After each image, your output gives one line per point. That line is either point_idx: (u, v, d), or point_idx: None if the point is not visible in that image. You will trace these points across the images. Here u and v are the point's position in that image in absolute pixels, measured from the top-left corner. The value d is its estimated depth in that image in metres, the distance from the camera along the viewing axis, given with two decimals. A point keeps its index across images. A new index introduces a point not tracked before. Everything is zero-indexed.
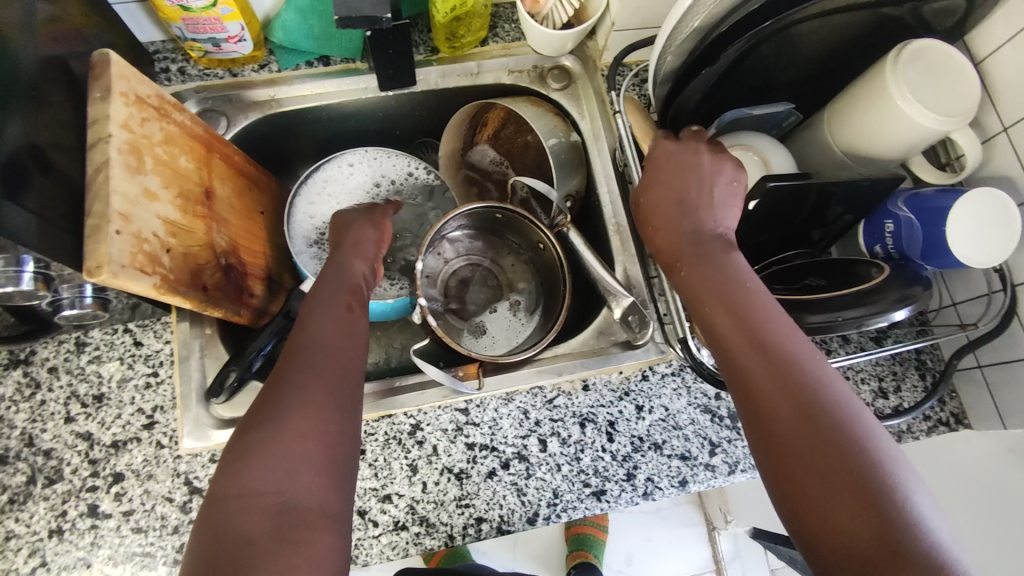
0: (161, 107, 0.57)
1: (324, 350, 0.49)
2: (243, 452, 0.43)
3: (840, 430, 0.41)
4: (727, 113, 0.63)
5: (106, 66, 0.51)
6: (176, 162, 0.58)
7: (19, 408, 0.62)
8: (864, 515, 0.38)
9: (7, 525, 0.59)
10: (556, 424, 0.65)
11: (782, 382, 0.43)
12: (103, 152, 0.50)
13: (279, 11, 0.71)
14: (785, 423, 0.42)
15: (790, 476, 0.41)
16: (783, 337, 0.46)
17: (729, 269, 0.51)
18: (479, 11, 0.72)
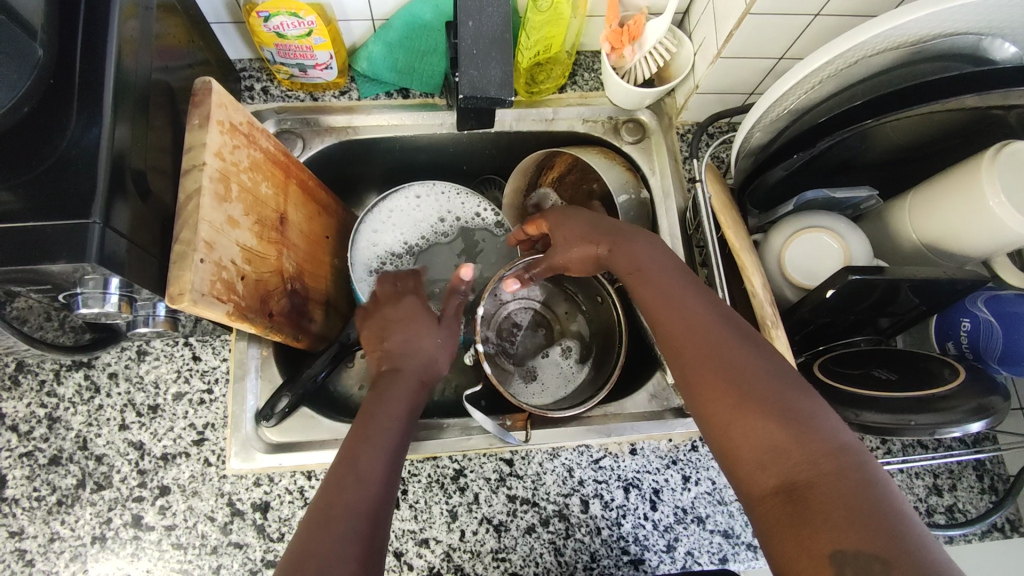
0: (248, 133, 0.57)
1: (370, 486, 0.46)
2: None
3: (750, 379, 0.46)
4: (808, 193, 0.64)
5: (207, 94, 0.51)
6: (259, 189, 0.58)
7: (77, 410, 0.63)
8: (788, 460, 0.42)
9: (53, 527, 0.60)
10: (600, 486, 0.64)
11: (705, 340, 0.49)
12: (196, 181, 0.50)
13: (366, 41, 0.72)
14: (707, 378, 0.48)
15: (719, 422, 0.46)
16: (720, 313, 0.51)
17: (644, 247, 0.57)
18: (563, 57, 0.75)
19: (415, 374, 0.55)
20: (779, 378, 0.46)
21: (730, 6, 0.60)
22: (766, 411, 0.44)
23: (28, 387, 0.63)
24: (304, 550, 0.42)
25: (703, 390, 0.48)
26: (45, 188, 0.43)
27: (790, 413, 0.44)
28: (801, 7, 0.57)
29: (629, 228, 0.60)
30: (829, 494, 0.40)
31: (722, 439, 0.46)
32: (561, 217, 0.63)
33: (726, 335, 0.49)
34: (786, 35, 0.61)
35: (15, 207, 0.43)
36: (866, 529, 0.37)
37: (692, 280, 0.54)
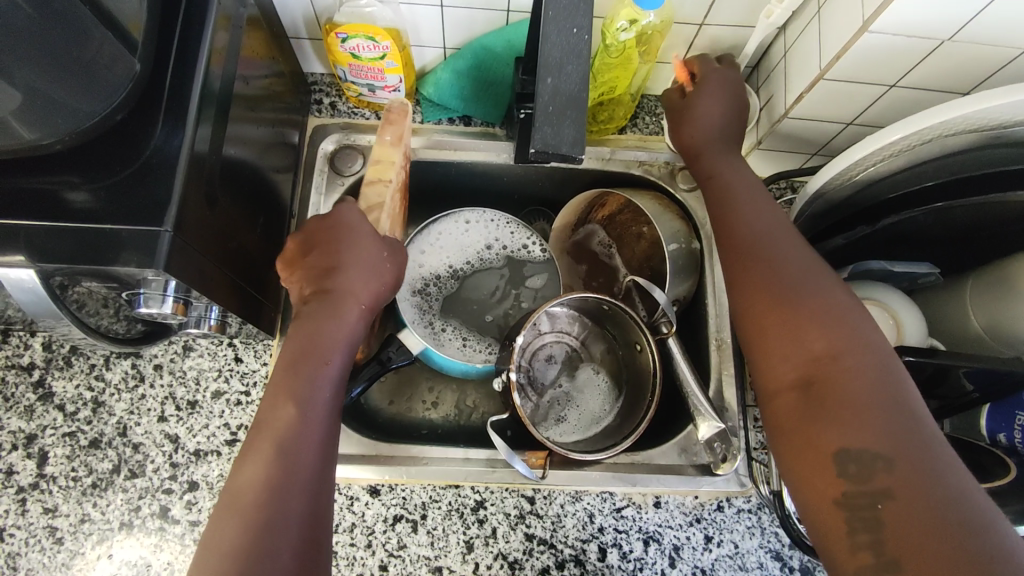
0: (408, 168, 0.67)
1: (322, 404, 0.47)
2: (242, 519, 0.42)
3: (792, 281, 0.48)
4: (867, 262, 0.61)
5: (404, 116, 0.61)
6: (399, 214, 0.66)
7: (121, 397, 0.65)
8: (813, 361, 0.45)
9: (85, 508, 0.62)
10: (619, 536, 0.64)
11: (756, 243, 0.52)
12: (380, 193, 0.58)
13: (435, 68, 0.75)
14: (751, 277, 0.50)
15: (759, 320, 0.49)
16: (778, 221, 0.53)
17: (727, 161, 0.60)
18: (626, 100, 0.76)
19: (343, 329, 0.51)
20: (820, 282, 0.48)
21: (804, 68, 0.60)
22: (821, 328, 0.45)
23: (79, 368, 0.66)
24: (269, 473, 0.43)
25: (748, 289, 0.50)
26: (125, 192, 0.45)
27: (840, 332, 0.45)
28: (876, 76, 0.56)
29: (731, 139, 0.61)
30: (843, 384, 0.43)
31: (756, 337, 0.49)
32: (714, 88, 0.62)
33: (787, 255, 0.50)
34: (858, 102, 0.60)
35: (93, 206, 0.45)
36: (882, 429, 0.41)
37: (756, 193, 0.57)
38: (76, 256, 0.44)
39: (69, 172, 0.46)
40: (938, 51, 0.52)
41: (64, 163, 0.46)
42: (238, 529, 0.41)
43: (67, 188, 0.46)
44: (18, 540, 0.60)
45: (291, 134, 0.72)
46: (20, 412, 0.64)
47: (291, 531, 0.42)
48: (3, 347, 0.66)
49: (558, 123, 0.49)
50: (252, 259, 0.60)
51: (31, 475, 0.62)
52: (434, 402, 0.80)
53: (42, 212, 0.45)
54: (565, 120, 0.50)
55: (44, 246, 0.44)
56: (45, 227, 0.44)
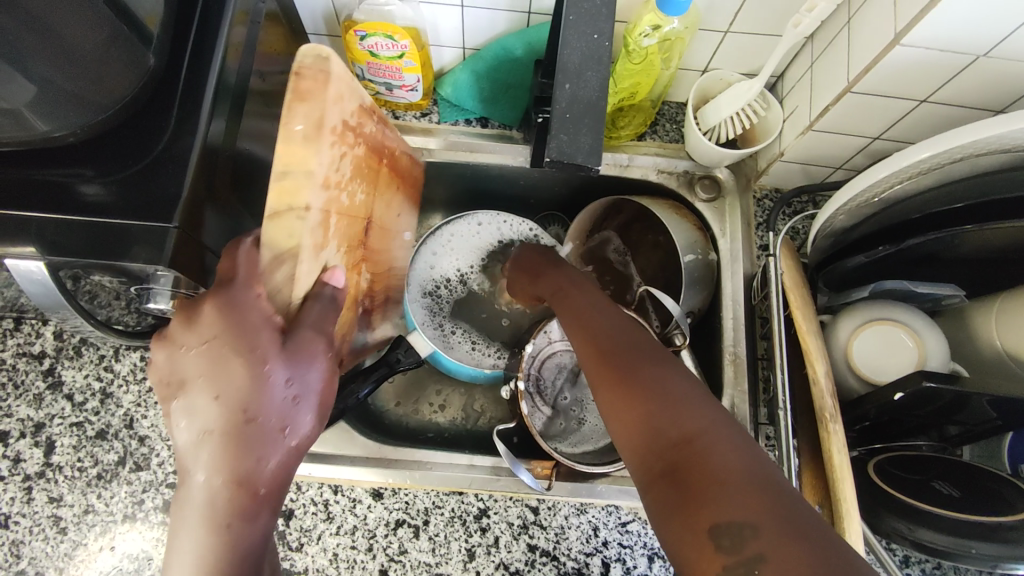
0: (352, 132, 0.50)
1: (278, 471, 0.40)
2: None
3: (631, 364, 0.41)
4: (886, 281, 0.59)
5: (319, 91, 0.43)
6: (351, 197, 0.52)
7: (129, 389, 0.65)
8: (664, 442, 0.36)
9: (89, 499, 0.62)
10: (623, 550, 0.62)
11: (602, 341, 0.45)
12: (289, 216, 0.43)
13: (454, 68, 0.74)
14: (601, 376, 0.42)
15: (610, 411, 0.40)
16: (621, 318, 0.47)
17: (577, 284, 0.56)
18: (646, 105, 0.75)
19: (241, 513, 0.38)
20: (662, 361, 0.41)
21: (832, 79, 0.59)
22: (666, 404, 0.37)
23: (89, 359, 0.66)
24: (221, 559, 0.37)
25: (597, 378, 0.42)
26: (136, 187, 0.45)
27: (676, 402, 0.37)
28: (905, 91, 0.54)
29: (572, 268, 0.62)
30: (701, 460, 0.34)
31: (615, 431, 0.39)
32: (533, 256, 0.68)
33: (631, 338, 0.45)
34: (887, 116, 0.58)
35: (102, 200, 0.45)
36: (751, 495, 0.31)
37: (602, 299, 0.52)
38: (89, 251, 0.44)
39: (80, 164, 0.45)
40: (972, 67, 0.51)
41: (76, 156, 0.46)
42: None
43: (80, 181, 0.45)
44: (23, 528, 0.61)
45: None
46: (29, 400, 0.64)
47: None
48: (15, 336, 0.66)
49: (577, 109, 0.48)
50: None
51: (37, 464, 0.62)
52: (441, 405, 0.79)
53: (53, 206, 0.45)
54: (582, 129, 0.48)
55: (56, 240, 0.44)
56: (57, 220, 0.44)
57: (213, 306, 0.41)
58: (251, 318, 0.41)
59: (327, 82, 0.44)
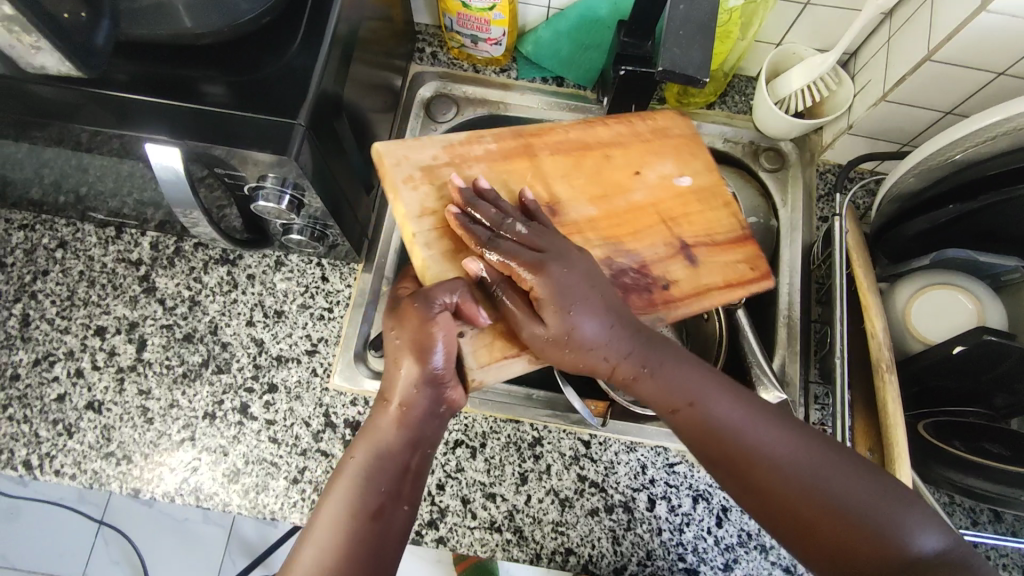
0: (456, 161, 0.56)
1: (440, 422, 0.49)
2: (361, 459, 0.48)
3: (819, 496, 0.46)
4: (949, 250, 0.61)
5: (383, 165, 0.55)
6: (579, 182, 0.58)
7: (215, 299, 0.70)
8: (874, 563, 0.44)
9: (175, 395, 0.67)
10: (669, 489, 0.65)
11: (766, 473, 0.47)
12: (455, 241, 0.53)
13: (536, 27, 0.77)
14: (784, 505, 0.46)
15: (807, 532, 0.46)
16: (770, 429, 0.48)
17: (658, 355, 0.49)
18: (719, 77, 0.77)
19: (379, 435, 0.48)
20: (841, 489, 0.46)
21: (909, 50, 0.61)
22: (859, 535, 0.45)
23: (180, 269, 0.71)
24: (379, 452, 0.48)
25: (777, 510, 0.46)
26: (261, 90, 0.49)
27: (870, 529, 0.45)
28: (984, 60, 0.57)
29: (615, 314, 0.49)
30: None
31: (814, 546, 0.46)
32: (566, 299, 0.46)
33: (802, 471, 0.46)
34: (961, 88, 0.61)
35: (231, 100, 0.49)
36: None
37: (720, 391, 0.49)
38: (213, 137, 0.47)
39: (213, 67, 0.50)
40: None
41: (210, 60, 0.50)
42: (356, 467, 0.47)
43: (211, 82, 0.49)
44: (114, 415, 0.66)
45: (394, 79, 0.76)
46: (125, 300, 0.70)
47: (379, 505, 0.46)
48: (116, 243, 0.72)
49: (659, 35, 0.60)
50: (351, 185, 0.63)
51: (130, 358, 0.67)
52: None
53: (185, 95, 0.49)
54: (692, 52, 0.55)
55: (187, 126, 0.48)
56: (192, 108, 0.48)
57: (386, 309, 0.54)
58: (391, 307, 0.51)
59: (384, 161, 0.55)
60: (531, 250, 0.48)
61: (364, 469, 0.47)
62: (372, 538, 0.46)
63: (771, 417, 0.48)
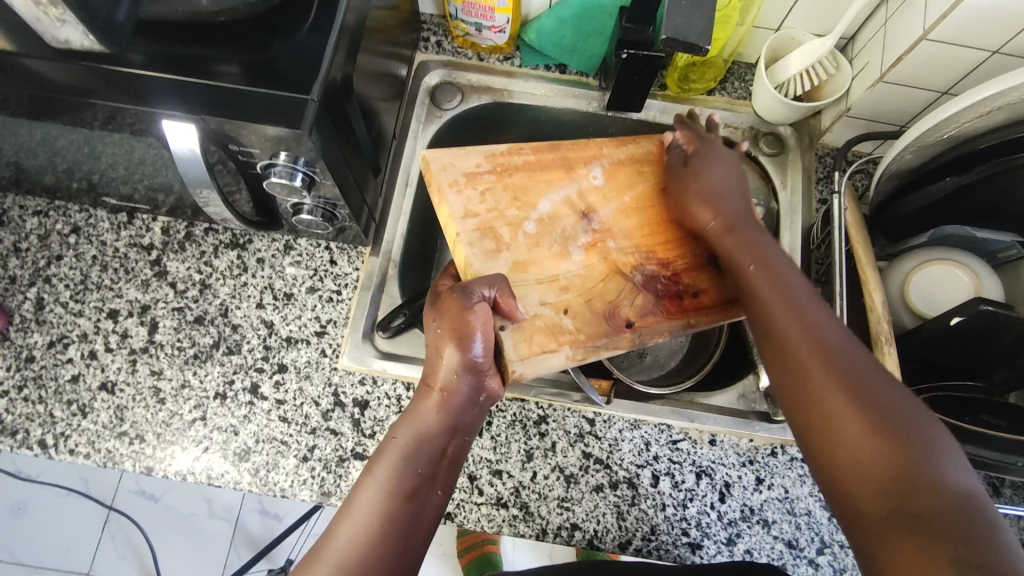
0: (497, 169, 0.59)
1: (477, 410, 0.50)
2: (401, 441, 0.49)
3: (856, 386, 0.45)
4: (947, 227, 0.62)
5: (430, 172, 0.58)
6: (617, 193, 0.60)
7: (225, 282, 0.72)
8: (894, 476, 0.41)
9: (186, 375, 0.68)
10: (673, 465, 0.66)
11: (815, 344, 0.47)
12: (497, 243, 0.56)
13: (540, 15, 0.78)
14: (815, 383, 0.46)
15: (825, 429, 0.45)
16: (831, 321, 0.49)
17: (760, 248, 0.54)
18: (719, 64, 0.79)
19: (418, 417, 0.49)
20: (879, 384, 0.44)
21: (905, 32, 0.62)
22: (878, 437, 0.42)
23: (191, 253, 0.72)
24: (418, 434, 0.49)
25: (807, 399, 0.46)
26: (275, 70, 0.50)
27: (891, 436, 0.42)
28: (979, 40, 0.58)
29: (751, 227, 0.55)
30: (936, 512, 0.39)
31: (826, 447, 0.44)
32: (709, 161, 0.58)
33: (849, 349, 0.47)
34: (957, 69, 0.62)
35: (245, 79, 0.50)
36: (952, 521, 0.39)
37: (797, 281, 0.52)
38: (227, 113, 0.48)
39: (227, 48, 0.51)
40: None
41: (224, 41, 0.51)
42: (395, 447, 0.48)
43: (226, 62, 0.51)
44: (127, 395, 0.67)
45: (400, 67, 0.77)
46: (137, 284, 0.71)
47: (417, 486, 0.47)
48: (128, 228, 0.73)
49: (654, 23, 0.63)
50: (359, 168, 0.65)
51: (142, 340, 0.69)
52: None
53: (200, 74, 0.50)
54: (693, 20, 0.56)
55: (201, 103, 0.49)
56: (207, 86, 0.50)
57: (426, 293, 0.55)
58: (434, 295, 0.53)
59: (432, 169, 0.58)
60: (694, 130, 0.61)
61: (403, 451, 0.48)
62: (405, 519, 0.46)
63: (833, 316, 0.49)
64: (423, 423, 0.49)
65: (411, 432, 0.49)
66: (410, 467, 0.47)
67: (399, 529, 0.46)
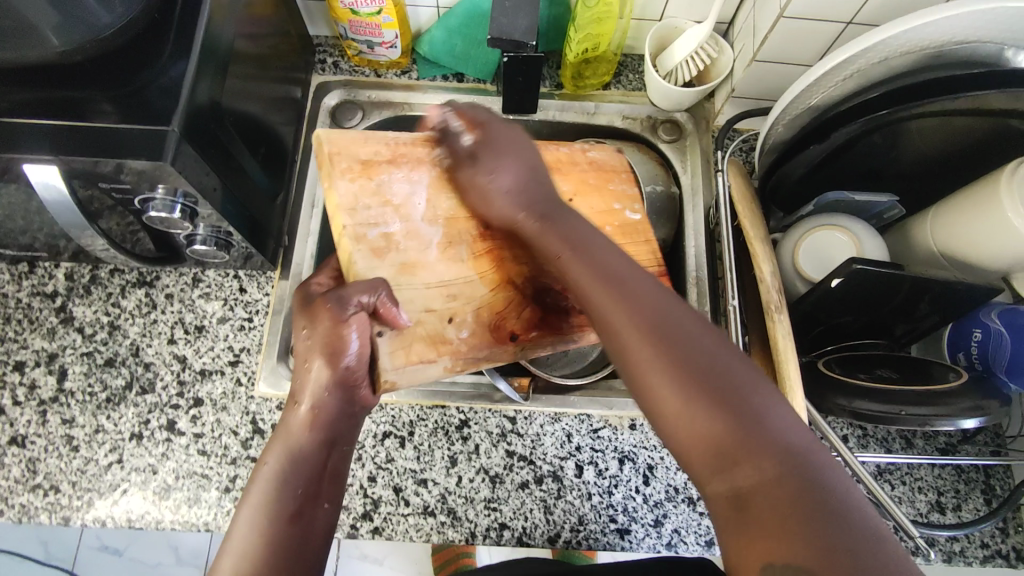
0: (397, 160, 0.59)
1: (349, 422, 0.50)
2: (274, 466, 0.46)
3: (688, 356, 0.42)
4: (830, 193, 0.64)
5: (323, 158, 0.58)
6: (515, 200, 0.62)
7: (134, 322, 0.71)
8: (739, 459, 0.39)
9: (99, 420, 0.67)
10: (595, 454, 0.67)
11: (640, 326, 0.43)
12: (384, 242, 0.56)
13: (429, 27, 0.80)
14: (646, 360, 0.42)
15: (665, 407, 0.42)
16: (662, 300, 0.45)
17: (571, 227, 0.51)
18: (609, 57, 0.80)
19: (291, 440, 0.47)
20: (718, 359, 0.42)
21: (765, 13, 0.65)
22: (715, 412, 0.40)
23: (97, 296, 0.72)
24: (292, 456, 0.47)
25: (646, 381, 0.42)
26: (135, 106, 0.50)
27: (727, 411, 0.40)
28: (832, 14, 0.61)
29: (567, 213, 0.52)
30: (771, 494, 0.38)
31: (664, 424, 0.42)
32: (495, 151, 0.53)
33: (686, 337, 0.43)
34: (818, 42, 0.65)
35: (108, 118, 0.50)
36: (799, 515, 0.37)
37: (613, 254, 0.49)
38: (89, 152, 0.48)
39: (88, 88, 0.51)
40: None
41: (85, 82, 0.51)
42: (270, 472, 0.46)
43: (89, 101, 0.51)
44: (38, 447, 0.66)
45: (296, 91, 0.77)
46: (43, 333, 0.70)
47: (298, 506, 0.45)
48: (30, 277, 0.72)
49: (510, 25, 0.63)
50: (253, 193, 0.65)
51: (51, 390, 0.68)
52: None
53: (62, 115, 0.50)
54: (521, 16, 0.64)
55: (63, 142, 0.49)
56: (66, 126, 0.49)
57: (298, 294, 0.54)
58: (300, 305, 0.52)
59: (325, 158, 0.58)
60: (487, 125, 0.55)
61: (279, 475, 0.46)
62: (294, 539, 0.44)
63: (660, 288, 0.46)
64: (296, 444, 0.47)
65: (283, 455, 0.47)
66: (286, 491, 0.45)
67: (287, 552, 0.44)
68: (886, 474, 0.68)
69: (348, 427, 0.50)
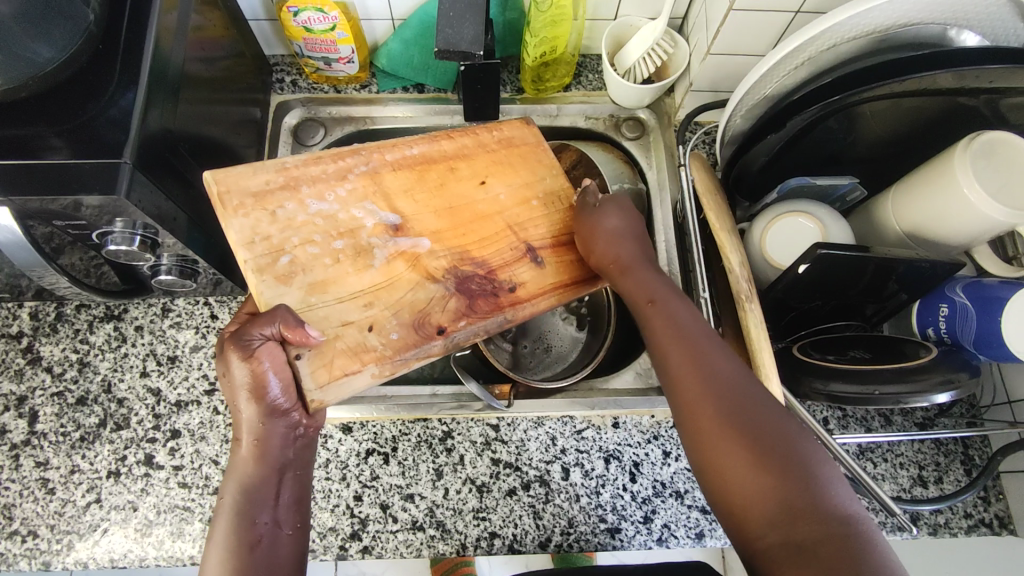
0: (291, 182, 0.54)
1: (300, 446, 0.49)
2: (229, 500, 0.47)
3: (750, 421, 0.45)
4: (791, 180, 0.66)
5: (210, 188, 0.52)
6: (419, 192, 0.58)
7: (104, 356, 0.70)
8: (795, 521, 0.42)
9: (74, 460, 0.65)
10: (581, 455, 0.67)
11: (706, 390, 0.47)
12: (288, 267, 0.52)
13: (386, 40, 0.80)
14: (708, 426, 0.46)
15: (723, 470, 0.45)
16: (729, 365, 0.48)
17: (647, 279, 0.55)
18: (567, 58, 0.80)
19: (241, 471, 0.47)
20: (774, 419, 0.45)
21: (716, 6, 0.65)
22: (774, 475, 0.43)
23: (64, 333, 0.70)
24: (244, 488, 0.47)
25: (709, 445, 0.46)
26: (84, 139, 0.49)
27: (783, 474, 0.43)
28: (781, 3, 0.61)
29: (644, 261, 0.57)
30: (829, 547, 0.41)
31: (723, 486, 0.45)
32: (618, 208, 0.59)
33: (749, 406, 0.46)
34: (769, 31, 0.65)
35: (59, 153, 0.49)
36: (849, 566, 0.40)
37: (684, 313, 0.52)
38: (40, 190, 0.47)
39: (36, 125, 0.50)
40: None
41: (33, 118, 0.50)
42: (226, 503, 0.47)
43: (38, 138, 0.50)
44: (13, 492, 0.64)
45: (255, 112, 0.77)
46: (11, 375, 0.68)
47: (257, 534, 0.46)
48: None
49: (457, 36, 0.62)
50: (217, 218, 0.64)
51: (22, 433, 0.66)
52: None
53: (10, 153, 0.49)
54: (467, 25, 0.64)
55: (13, 182, 0.48)
56: (16, 165, 0.48)
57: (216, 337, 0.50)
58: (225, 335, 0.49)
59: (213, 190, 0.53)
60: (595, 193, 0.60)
61: (233, 508, 0.46)
62: (259, 569, 0.45)
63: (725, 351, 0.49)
64: (247, 475, 0.47)
65: (237, 485, 0.47)
66: (242, 524, 0.46)
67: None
68: (868, 452, 0.69)
69: (300, 449, 0.49)
